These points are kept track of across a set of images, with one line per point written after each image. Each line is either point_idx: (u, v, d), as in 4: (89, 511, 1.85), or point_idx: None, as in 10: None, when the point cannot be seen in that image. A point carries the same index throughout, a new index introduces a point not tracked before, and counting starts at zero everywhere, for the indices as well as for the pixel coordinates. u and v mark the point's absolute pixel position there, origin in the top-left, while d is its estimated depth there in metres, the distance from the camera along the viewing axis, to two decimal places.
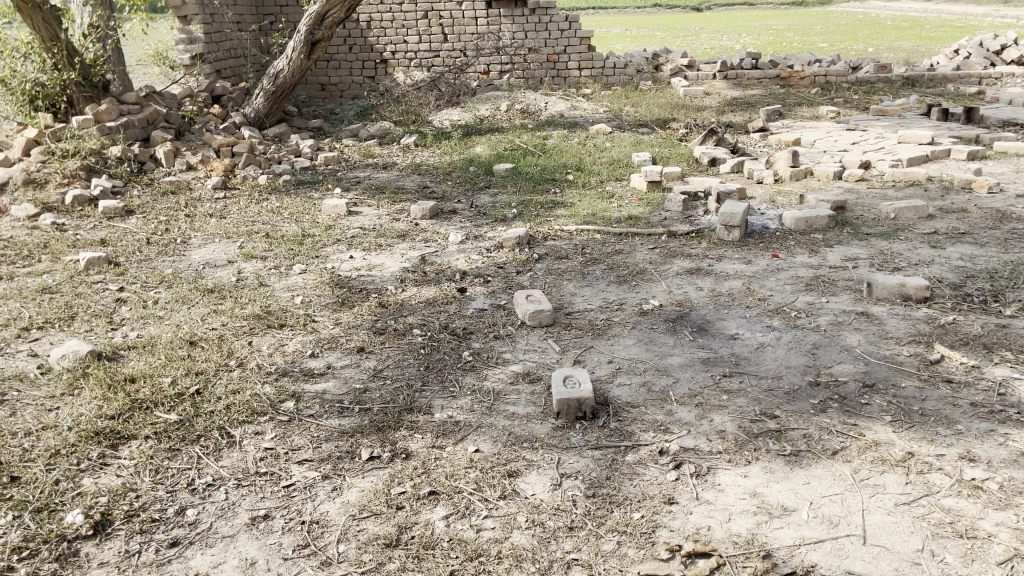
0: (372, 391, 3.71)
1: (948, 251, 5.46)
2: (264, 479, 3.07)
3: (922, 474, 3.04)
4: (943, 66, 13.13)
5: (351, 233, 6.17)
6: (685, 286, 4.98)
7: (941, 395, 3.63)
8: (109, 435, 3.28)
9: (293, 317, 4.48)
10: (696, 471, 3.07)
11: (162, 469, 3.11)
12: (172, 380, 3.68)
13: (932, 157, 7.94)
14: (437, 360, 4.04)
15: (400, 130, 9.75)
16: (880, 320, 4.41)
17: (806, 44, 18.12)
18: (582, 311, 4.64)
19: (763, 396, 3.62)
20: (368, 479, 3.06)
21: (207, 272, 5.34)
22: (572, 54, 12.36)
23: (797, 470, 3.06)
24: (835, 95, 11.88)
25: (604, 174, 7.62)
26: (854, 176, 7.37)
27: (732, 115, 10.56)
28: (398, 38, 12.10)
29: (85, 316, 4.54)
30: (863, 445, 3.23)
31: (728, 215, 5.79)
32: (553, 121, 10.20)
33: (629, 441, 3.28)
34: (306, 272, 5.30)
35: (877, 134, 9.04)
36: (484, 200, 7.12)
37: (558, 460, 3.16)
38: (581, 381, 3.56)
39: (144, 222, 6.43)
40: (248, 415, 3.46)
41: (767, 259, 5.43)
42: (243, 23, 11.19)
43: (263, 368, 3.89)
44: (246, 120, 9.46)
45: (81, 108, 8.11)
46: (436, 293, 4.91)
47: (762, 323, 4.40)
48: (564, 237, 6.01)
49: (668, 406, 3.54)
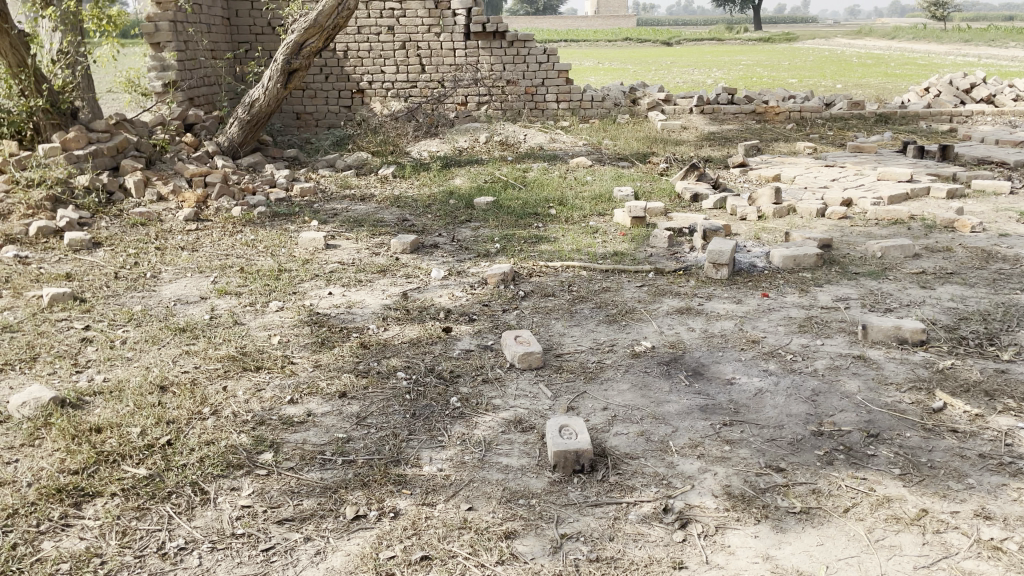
0: (356, 441, 3.50)
1: (939, 292, 5.40)
2: (241, 542, 2.85)
3: (939, 533, 2.91)
4: (914, 103, 13.29)
5: (330, 268, 5.97)
6: (676, 327, 4.84)
7: (948, 446, 3.50)
8: (71, 492, 3.04)
9: (270, 359, 4.27)
10: (703, 531, 2.91)
11: (130, 531, 2.87)
12: (141, 430, 3.44)
13: (912, 195, 7.93)
14: (423, 406, 3.84)
15: (378, 161, 9.60)
16: (878, 364, 4.30)
17: (777, 79, 18.37)
18: (572, 353, 4.47)
19: (766, 447, 3.48)
20: (354, 541, 2.85)
21: (178, 309, 5.10)
22: (550, 86, 12.34)
23: (809, 530, 2.92)
24: (810, 131, 11.96)
25: (587, 208, 7.51)
26: (837, 214, 7.34)
27: (710, 150, 10.55)
28: (375, 68, 11.97)
29: (48, 358, 4.28)
30: (875, 502, 3.09)
31: (717, 252, 5.69)
32: (532, 154, 10.11)
33: (630, 497, 3.12)
34: (283, 310, 5.09)
35: (857, 171, 9.04)
36: (466, 234, 6.97)
37: (556, 519, 2.97)
38: (578, 431, 3.40)
39: (112, 255, 6.18)
40: (223, 468, 3.24)
41: (757, 298, 5.32)
42: (217, 51, 10.99)
43: (239, 416, 3.66)
44: (219, 149, 9.22)
45: (48, 135, 7.84)
46: (420, 332, 4.73)
47: (758, 367, 4.27)
48: (549, 274, 5.86)
49: (669, 458, 3.39)
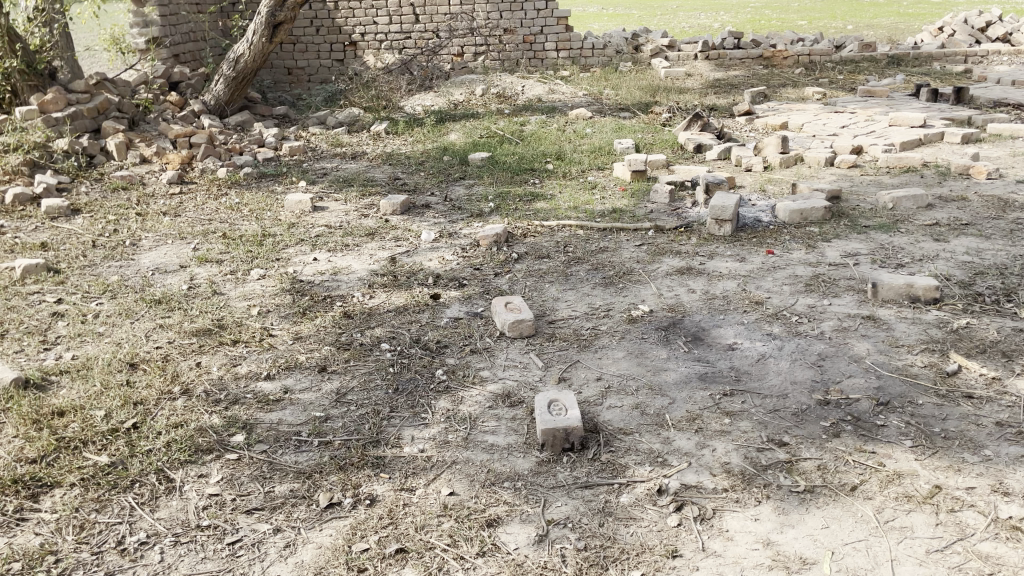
0: (334, 420, 3.31)
1: (953, 245, 5.13)
2: (206, 535, 2.67)
3: (953, 513, 2.70)
4: (927, 44, 12.79)
5: (315, 232, 5.73)
6: (676, 289, 4.60)
7: (963, 414, 3.28)
8: (28, 483, 2.86)
9: (247, 332, 4.07)
10: (699, 514, 2.72)
11: (88, 524, 2.69)
12: (106, 413, 3.25)
13: (925, 141, 7.60)
14: (407, 380, 3.64)
15: (370, 117, 9.29)
16: (889, 325, 4.06)
17: (785, 21, 17.78)
18: (565, 319, 4.25)
19: (769, 418, 3.27)
20: (326, 532, 2.66)
21: (156, 279, 4.89)
22: (549, 34, 11.84)
23: (813, 511, 2.73)
24: (819, 75, 11.54)
25: (585, 163, 7.23)
26: (846, 163, 7.03)
27: (715, 98, 10.16)
28: (367, 18, 11.58)
29: (16, 334, 4.09)
30: (885, 478, 2.88)
31: (719, 208, 5.42)
32: (530, 106, 9.76)
33: (622, 478, 2.92)
34: (265, 277, 4.88)
35: (867, 117, 8.69)
36: (459, 192, 6.71)
37: (543, 504, 2.78)
38: (568, 407, 3.20)
39: (91, 222, 5.96)
40: (191, 454, 3.05)
41: (762, 256, 5.07)
42: (202, 5, 10.61)
43: (211, 395, 3.46)
44: (206, 108, 8.91)
45: (26, 97, 7.57)
46: (407, 300, 4.51)
47: (762, 331, 4.04)
48: (545, 234, 5.61)
49: (665, 433, 3.18)
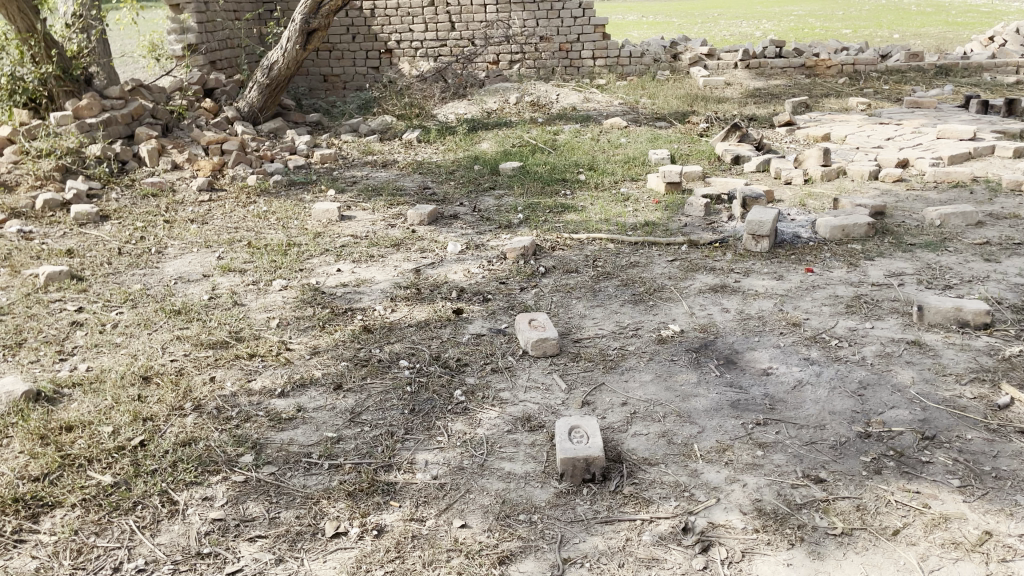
0: (346, 441, 3.18)
1: (1005, 266, 4.86)
2: (206, 564, 2.55)
3: (1004, 563, 2.48)
4: (977, 54, 12.38)
5: (341, 241, 5.64)
6: (709, 308, 4.41)
7: (1016, 451, 3.04)
8: (29, 503, 2.78)
9: (264, 346, 3.97)
10: (727, 557, 2.54)
11: (85, 549, 2.60)
12: (114, 430, 3.17)
13: (975, 154, 7.29)
14: (424, 400, 3.50)
15: (403, 125, 9.22)
16: (936, 352, 3.82)
17: (829, 30, 17.40)
18: (592, 338, 4.08)
19: (804, 452, 3.07)
20: (330, 564, 2.53)
21: (178, 288, 4.83)
22: (585, 42, 11.66)
23: (851, 557, 2.53)
24: (864, 85, 11.22)
25: (618, 173, 7.05)
26: (892, 176, 6.76)
27: (755, 108, 9.91)
28: (403, 26, 11.55)
29: (34, 344, 4.05)
30: (930, 521, 2.67)
31: (756, 223, 5.21)
32: (564, 115, 9.61)
33: (646, 513, 2.75)
34: (287, 288, 4.78)
35: (914, 128, 8.39)
36: (488, 203, 6.57)
37: (560, 539, 2.63)
38: (589, 434, 3.03)
39: (119, 229, 5.95)
40: (197, 475, 2.95)
41: (800, 274, 4.85)
42: (240, 12, 10.65)
43: (222, 413, 3.36)
44: (239, 115, 8.91)
45: (62, 103, 7.59)
46: (429, 314, 4.38)
47: (798, 355, 3.83)
48: (574, 247, 5.45)
49: (692, 465, 3.00)
